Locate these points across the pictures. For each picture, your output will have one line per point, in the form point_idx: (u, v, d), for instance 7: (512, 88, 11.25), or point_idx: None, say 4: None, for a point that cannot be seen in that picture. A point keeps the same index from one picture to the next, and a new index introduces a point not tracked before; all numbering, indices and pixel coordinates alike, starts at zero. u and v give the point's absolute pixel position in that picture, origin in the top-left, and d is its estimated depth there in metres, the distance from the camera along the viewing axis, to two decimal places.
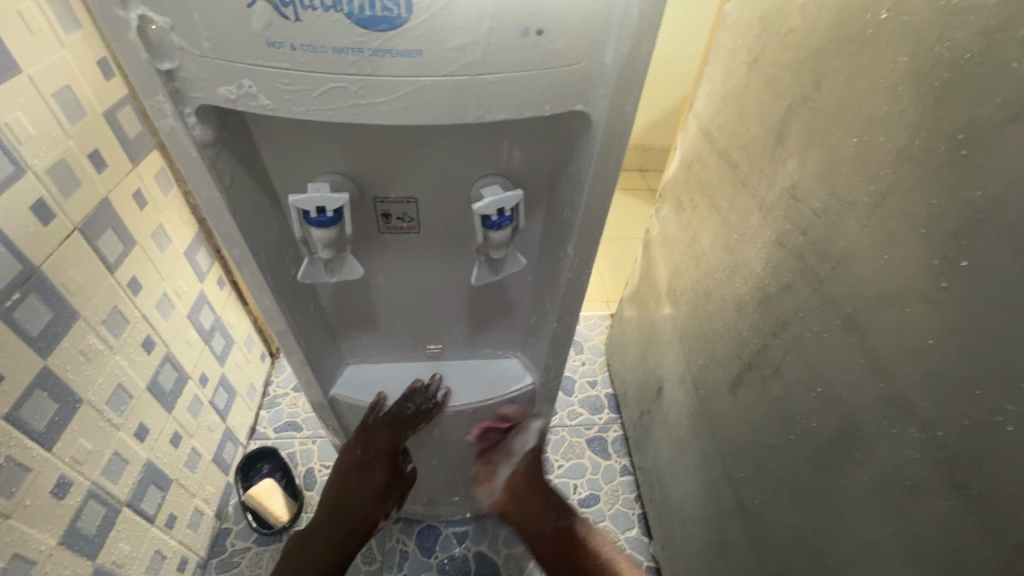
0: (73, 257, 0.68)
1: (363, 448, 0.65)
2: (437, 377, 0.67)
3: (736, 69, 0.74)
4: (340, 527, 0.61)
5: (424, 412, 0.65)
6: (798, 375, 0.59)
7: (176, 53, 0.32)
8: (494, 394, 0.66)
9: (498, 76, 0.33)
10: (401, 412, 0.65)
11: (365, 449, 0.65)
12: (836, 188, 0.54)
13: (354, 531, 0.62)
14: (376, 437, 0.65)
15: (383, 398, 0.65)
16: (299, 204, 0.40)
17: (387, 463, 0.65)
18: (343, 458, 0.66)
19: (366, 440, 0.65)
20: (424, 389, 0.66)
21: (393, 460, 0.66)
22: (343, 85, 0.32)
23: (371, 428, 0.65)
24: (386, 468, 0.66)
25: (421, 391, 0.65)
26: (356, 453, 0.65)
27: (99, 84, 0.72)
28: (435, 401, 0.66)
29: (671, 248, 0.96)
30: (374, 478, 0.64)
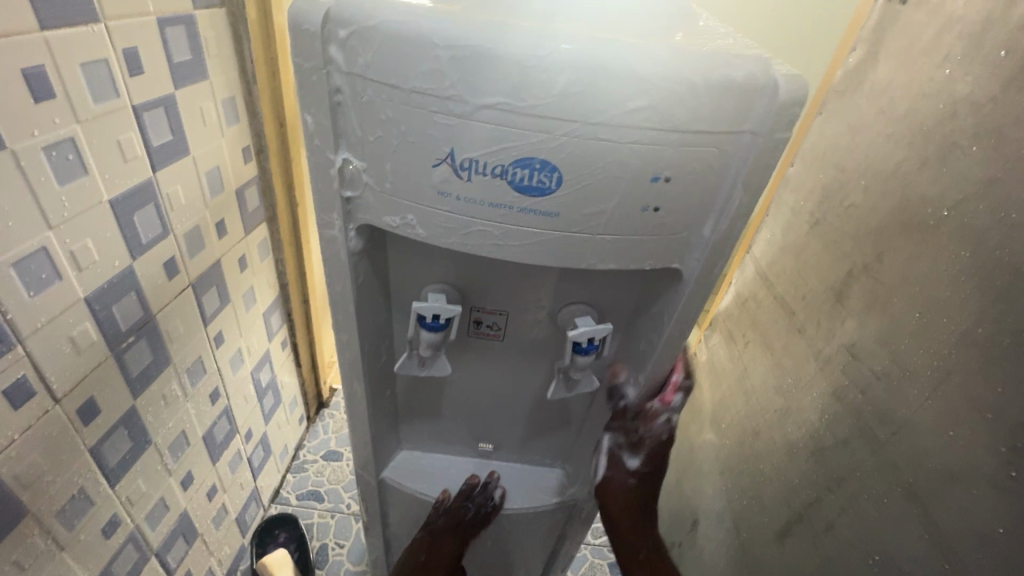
0: (181, 309, 0.76)
1: (428, 552, 0.67)
2: (494, 476, 0.68)
3: (796, 226, 0.80)
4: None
5: (653, 435, 0.54)
6: (854, 536, 0.58)
7: (361, 187, 0.39)
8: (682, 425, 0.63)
9: (616, 237, 0.39)
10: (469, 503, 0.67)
11: (429, 553, 0.67)
12: (897, 356, 0.56)
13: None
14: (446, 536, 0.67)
15: (447, 494, 0.67)
16: (419, 309, 0.46)
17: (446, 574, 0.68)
18: (407, 557, 0.68)
19: (435, 539, 0.67)
20: (479, 486, 0.67)
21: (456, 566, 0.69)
22: (488, 229, 0.38)
23: (442, 527, 0.67)
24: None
25: (480, 490, 0.67)
26: (420, 558, 0.67)
27: (238, 166, 0.85)
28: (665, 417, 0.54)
29: (718, 377, 0.98)
30: None
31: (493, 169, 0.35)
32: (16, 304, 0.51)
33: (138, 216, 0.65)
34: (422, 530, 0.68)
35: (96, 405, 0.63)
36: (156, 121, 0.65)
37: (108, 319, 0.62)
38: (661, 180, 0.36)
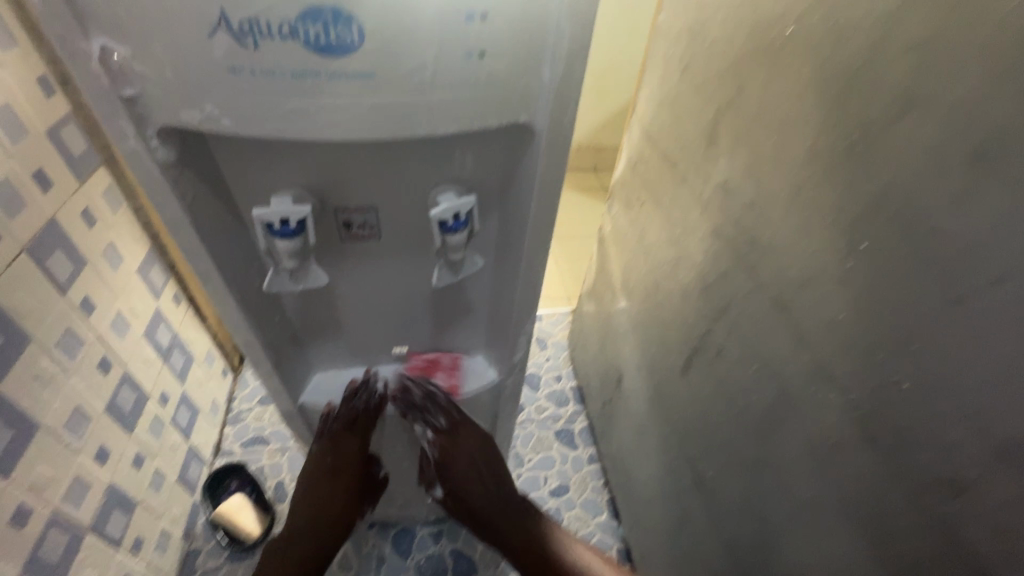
0: (22, 280, 0.66)
1: (334, 454, 0.70)
2: (372, 372, 0.69)
3: (671, 76, 0.80)
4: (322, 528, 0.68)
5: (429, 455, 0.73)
6: (738, 353, 0.65)
7: (138, 80, 0.33)
8: (468, 390, 0.70)
9: (447, 96, 0.36)
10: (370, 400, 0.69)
11: (335, 454, 0.70)
12: (760, 185, 0.60)
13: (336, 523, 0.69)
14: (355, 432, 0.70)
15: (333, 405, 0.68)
16: (262, 216, 0.42)
17: (354, 470, 0.71)
18: (314, 463, 0.70)
19: (346, 436, 0.70)
20: (367, 384, 0.68)
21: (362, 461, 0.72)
22: (303, 106, 0.34)
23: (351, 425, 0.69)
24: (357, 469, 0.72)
25: (363, 389, 0.68)
26: (327, 460, 0.70)
27: (39, 102, 0.70)
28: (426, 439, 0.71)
29: (622, 244, 1.02)
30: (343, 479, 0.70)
31: (279, 28, 0.31)
32: None
33: None
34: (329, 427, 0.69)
35: None
36: None
37: None
38: (479, 19, 0.33)
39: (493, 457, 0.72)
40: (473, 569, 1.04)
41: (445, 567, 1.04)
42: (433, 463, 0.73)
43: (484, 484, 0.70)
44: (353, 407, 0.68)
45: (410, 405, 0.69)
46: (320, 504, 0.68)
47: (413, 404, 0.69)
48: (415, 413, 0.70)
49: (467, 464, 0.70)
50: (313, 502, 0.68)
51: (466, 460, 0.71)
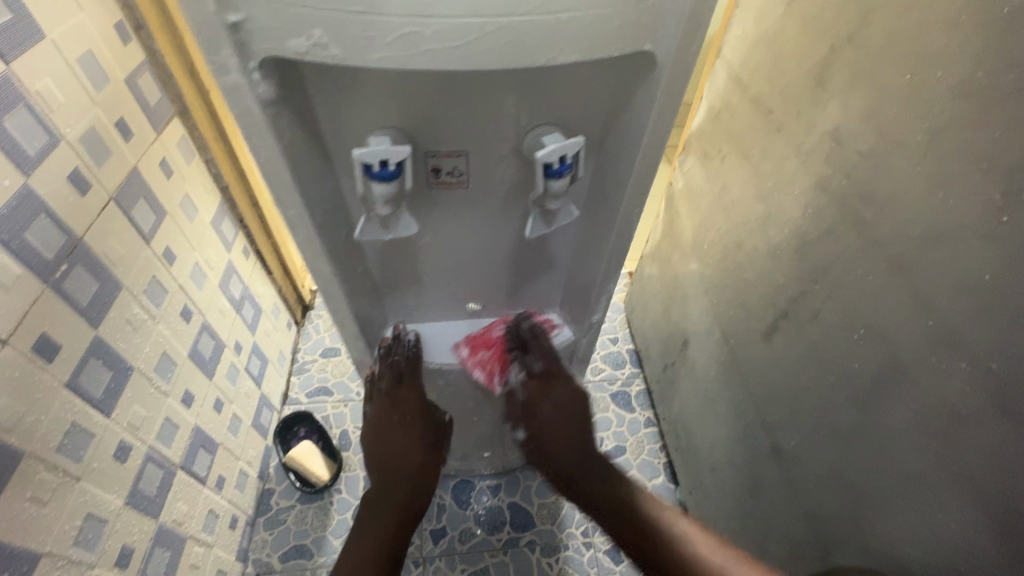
0: (112, 227, 0.68)
1: (399, 410, 0.63)
2: (400, 326, 0.67)
3: (770, 10, 0.72)
4: (406, 487, 0.57)
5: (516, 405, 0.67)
6: (839, 316, 0.60)
7: (245, 3, 0.31)
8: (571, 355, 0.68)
9: (572, 15, 0.32)
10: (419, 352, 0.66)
11: (400, 411, 0.63)
12: (883, 128, 0.53)
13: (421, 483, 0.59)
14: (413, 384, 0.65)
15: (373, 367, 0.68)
16: (363, 157, 0.39)
17: (423, 424, 0.63)
18: (377, 425, 0.62)
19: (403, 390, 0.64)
20: (399, 338, 0.67)
21: (428, 418, 0.65)
22: (417, 29, 0.31)
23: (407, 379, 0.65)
24: (423, 424, 0.64)
25: (395, 344, 0.66)
26: (393, 417, 0.62)
27: (118, 49, 0.70)
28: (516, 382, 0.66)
29: (696, 201, 0.96)
30: (416, 432, 0.62)
31: None
32: None
33: (11, 122, 0.54)
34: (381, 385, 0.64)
35: (53, 339, 0.58)
36: None
37: (25, 249, 0.55)
38: None
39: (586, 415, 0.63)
40: (530, 522, 1.06)
41: (503, 519, 1.06)
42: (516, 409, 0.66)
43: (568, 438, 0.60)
44: (399, 363, 0.65)
45: (517, 345, 0.67)
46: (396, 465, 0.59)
47: (520, 343, 0.67)
48: (516, 353, 0.66)
49: (554, 417, 0.62)
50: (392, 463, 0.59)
51: (556, 413, 0.62)
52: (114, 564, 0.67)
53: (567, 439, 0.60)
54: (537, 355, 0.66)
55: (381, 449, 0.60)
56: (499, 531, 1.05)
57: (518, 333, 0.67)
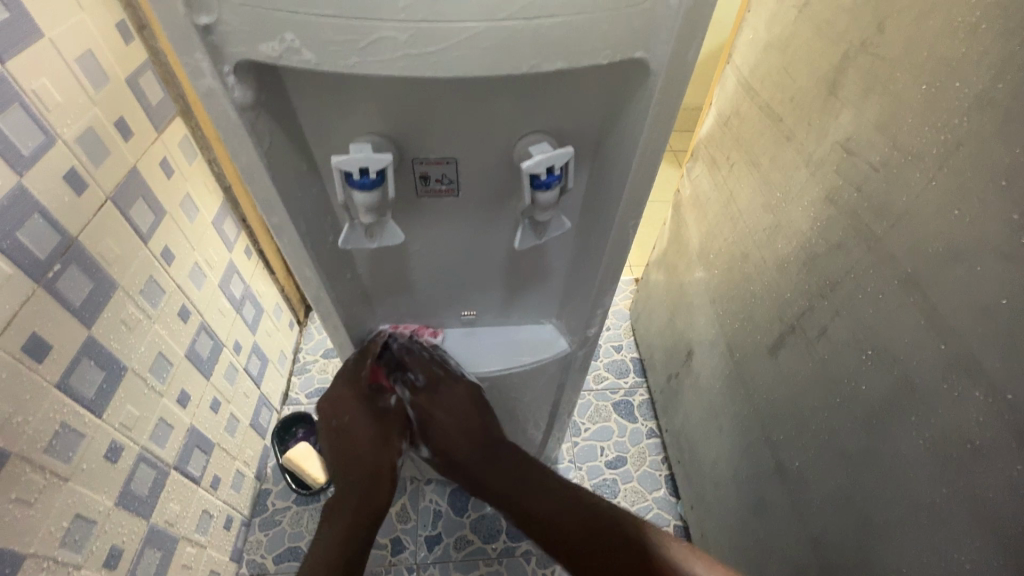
0: (108, 227, 0.68)
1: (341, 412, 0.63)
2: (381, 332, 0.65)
3: (782, 14, 0.69)
4: (356, 485, 0.61)
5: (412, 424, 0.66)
6: (847, 334, 0.58)
7: (216, 5, 0.30)
8: (481, 371, 0.65)
9: (558, 20, 0.30)
10: (393, 352, 0.65)
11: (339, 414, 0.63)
12: (898, 140, 0.51)
13: (377, 478, 0.61)
14: (355, 384, 0.63)
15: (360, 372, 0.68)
16: (341, 164, 0.38)
17: (361, 418, 0.63)
18: (326, 431, 0.64)
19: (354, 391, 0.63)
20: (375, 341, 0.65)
21: (370, 407, 0.63)
22: (393, 34, 0.30)
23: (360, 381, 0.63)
24: (363, 416, 0.63)
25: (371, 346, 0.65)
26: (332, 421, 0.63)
27: (119, 48, 0.70)
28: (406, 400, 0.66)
29: (704, 209, 0.93)
30: (355, 429, 0.62)
31: None
32: None
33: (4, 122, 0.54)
34: (336, 385, 0.64)
35: (43, 339, 0.58)
36: None
37: (16, 249, 0.55)
38: None
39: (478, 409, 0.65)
40: (527, 532, 1.04)
41: (500, 527, 1.05)
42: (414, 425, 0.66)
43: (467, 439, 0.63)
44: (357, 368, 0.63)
45: (395, 364, 0.65)
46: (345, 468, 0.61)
47: (397, 362, 0.65)
48: (397, 373, 0.65)
49: (448, 420, 0.64)
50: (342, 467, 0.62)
51: (449, 415, 0.64)
52: (102, 565, 0.67)
53: (466, 438, 0.63)
54: (416, 368, 0.64)
55: (334, 454, 0.63)
56: (495, 540, 1.04)
57: (388, 355, 0.65)
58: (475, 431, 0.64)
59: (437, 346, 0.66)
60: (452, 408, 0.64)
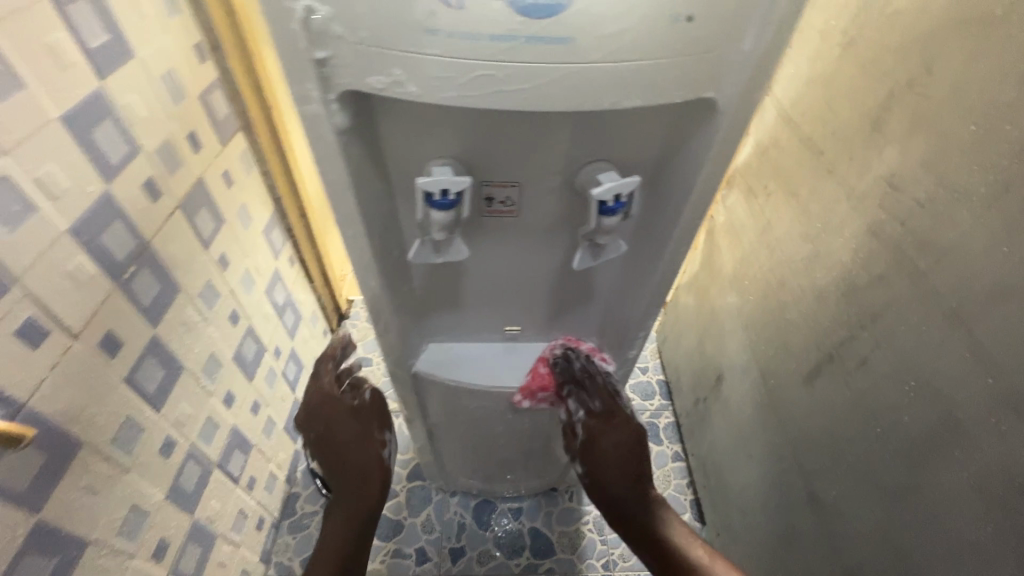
0: (176, 233, 0.72)
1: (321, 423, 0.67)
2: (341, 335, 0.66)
3: (825, 52, 0.72)
4: (352, 483, 0.67)
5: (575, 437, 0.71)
6: (889, 366, 0.59)
7: (332, 42, 0.33)
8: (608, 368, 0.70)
9: (640, 63, 0.33)
10: (570, 366, 0.68)
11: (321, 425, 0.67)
12: (945, 178, 0.52)
13: (367, 476, 0.67)
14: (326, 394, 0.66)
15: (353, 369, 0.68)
16: (425, 186, 0.41)
17: (341, 421, 0.66)
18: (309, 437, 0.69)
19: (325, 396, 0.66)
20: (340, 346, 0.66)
21: (346, 409, 0.66)
22: (492, 73, 0.33)
23: (327, 387, 0.66)
24: (342, 420, 0.66)
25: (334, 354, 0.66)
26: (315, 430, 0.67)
27: (195, 67, 0.75)
28: (577, 417, 0.69)
29: (738, 235, 0.95)
30: (338, 433, 0.67)
31: None
32: None
33: (99, 133, 0.58)
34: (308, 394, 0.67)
35: (117, 336, 0.61)
36: (84, 16, 0.55)
37: (102, 250, 0.59)
38: None
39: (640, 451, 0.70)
40: (550, 550, 1.05)
41: (523, 543, 1.05)
42: (575, 444, 0.71)
43: (623, 474, 0.69)
44: (318, 378, 0.66)
45: (570, 380, 0.68)
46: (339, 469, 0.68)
47: (573, 378, 0.68)
48: (571, 390, 0.68)
49: (618, 452, 0.69)
50: (334, 467, 0.68)
51: (616, 446, 0.69)
52: (151, 557, 0.69)
53: (625, 471, 0.69)
54: (593, 393, 0.69)
55: (323, 455, 0.68)
56: (518, 556, 1.04)
57: (568, 368, 0.68)
58: (633, 469, 0.69)
59: (605, 371, 0.69)
60: (631, 443, 0.69)
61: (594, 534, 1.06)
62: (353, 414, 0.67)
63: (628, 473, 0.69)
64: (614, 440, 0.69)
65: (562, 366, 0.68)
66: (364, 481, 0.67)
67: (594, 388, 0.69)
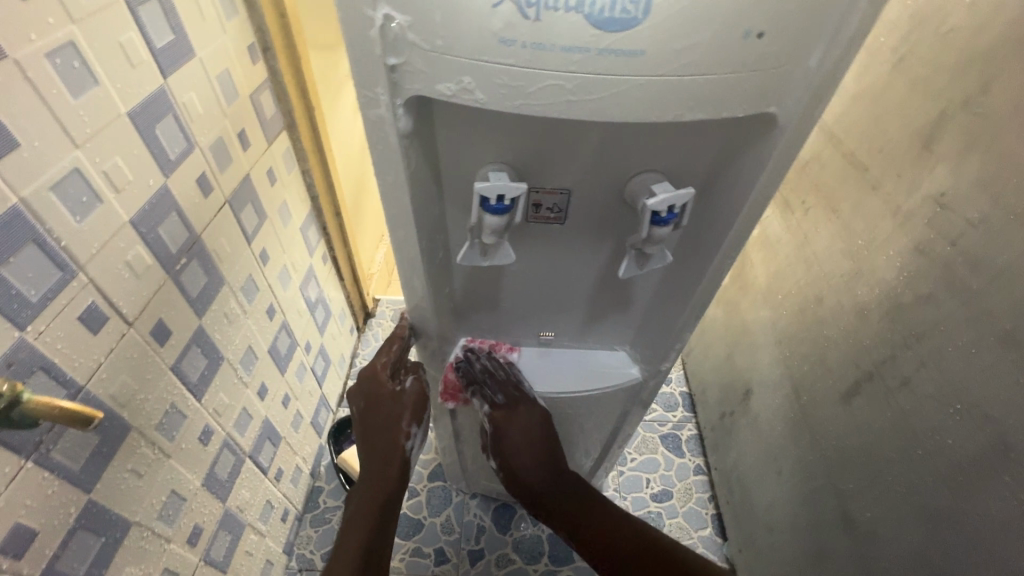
0: (224, 228, 0.74)
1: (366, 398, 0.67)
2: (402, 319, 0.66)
3: (873, 68, 0.71)
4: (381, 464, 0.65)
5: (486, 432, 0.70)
6: (934, 387, 0.58)
7: (407, 49, 0.34)
8: (539, 388, 0.68)
9: (707, 77, 0.34)
10: (472, 367, 0.69)
11: (366, 399, 0.67)
12: (1000, 199, 0.51)
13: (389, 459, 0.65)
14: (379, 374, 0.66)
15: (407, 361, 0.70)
16: (483, 191, 0.42)
17: (385, 403, 0.66)
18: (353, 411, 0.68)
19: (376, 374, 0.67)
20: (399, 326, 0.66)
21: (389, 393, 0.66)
22: (560, 82, 0.34)
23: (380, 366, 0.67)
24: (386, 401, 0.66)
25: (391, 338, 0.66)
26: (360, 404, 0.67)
27: (248, 68, 0.78)
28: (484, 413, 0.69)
29: (773, 250, 0.94)
30: (380, 411, 0.66)
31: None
32: (66, 232, 0.49)
33: (161, 129, 0.60)
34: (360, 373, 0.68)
35: (167, 325, 0.63)
36: (154, 17, 0.58)
37: (157, 242, 0.61)
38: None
39: (551, 439, 0.68)
40: (569, 557, 1.04)
41: (542, 550, 1.05)
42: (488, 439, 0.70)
43: (534, 462, 0.66)
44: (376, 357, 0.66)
45: (472, 380, 0.69)
46: (373, 449, 0.66)
47: (474, 379, 0.69)
48: (473, 389, 0.69)
49: (523, 441, 0.67)
50: (367, 445, 0.66)
51: (521, 435, 0.67)
52: (186, 541, 0.71)
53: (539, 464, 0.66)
54: (495, 387, 0.68)
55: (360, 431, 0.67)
56: (537, 562, 1.04)
57: (468, 369, 0.69)
58: (545, 457, 0.67)
59: (511, 364, 0.69)
60: (537, 433, 0.67)
61: None
62: (394, 398, 0.67)
63: (543, 465, 0.66)
64: (519, 427, 0.66)
65: (464, 369, 0.69)
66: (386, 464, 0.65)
67: (489, 381, 0.68)
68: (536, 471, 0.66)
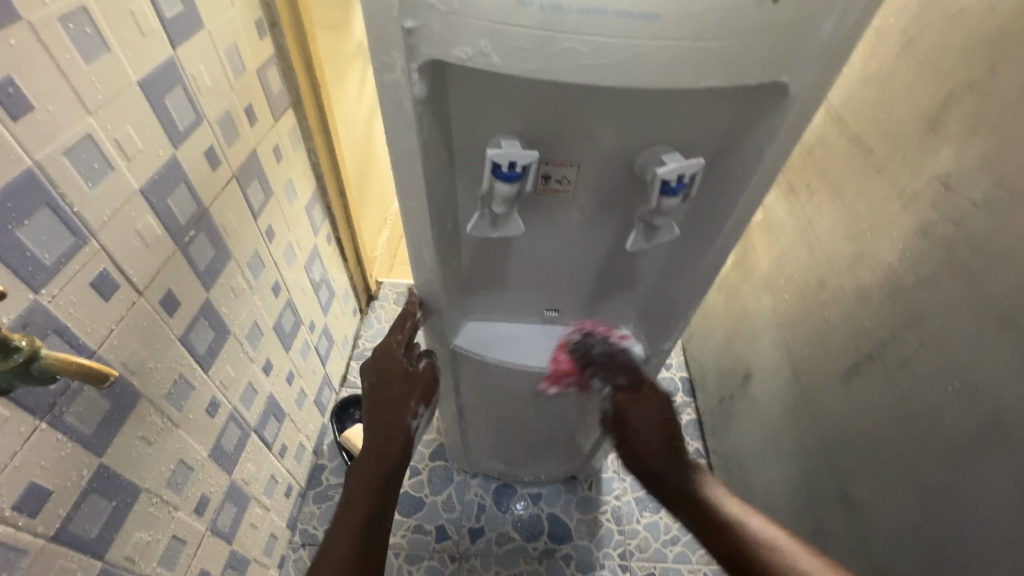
0: (231, 202, 0.74)
1: (377, 374, 0.67)
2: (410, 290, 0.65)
3: (881, 52, 0.71)
4: (383, 442, 0.63)
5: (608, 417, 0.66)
6: (934, 367, 0.59)
7: (425, 11, 0.35)
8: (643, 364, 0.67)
9: (721, 42, 0.35)
10: (591, 350, 0.67)
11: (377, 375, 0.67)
12: (1003, 178, 0.52)
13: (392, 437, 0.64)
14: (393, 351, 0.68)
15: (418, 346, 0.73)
16: (495, 157, 0.43)
17: (395, 379, 0.67)
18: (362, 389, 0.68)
19: (389, 351, 0.68)
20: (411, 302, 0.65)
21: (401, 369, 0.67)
22: (577, 45, 0.34)
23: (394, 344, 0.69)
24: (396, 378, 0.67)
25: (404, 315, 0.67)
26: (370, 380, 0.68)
27: (255, 43, 0.78)
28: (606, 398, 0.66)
29: (776, 234, 0.95)
30: (388, 388, 0.67)
31: None
32: (80, 197, 0.49)
33: (171, 99, 0.60)
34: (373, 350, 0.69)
35: (176, 295, 0.64)
36: None
37: (167, 212, 0.61)
38: None
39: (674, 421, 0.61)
40: (568, 536, 1.06)
41: (541, 528, 1.07)
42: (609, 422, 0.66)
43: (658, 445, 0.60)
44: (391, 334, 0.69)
45: (590, 363, 0.67)
46: (377, 427, 0.64)
47: (593, 361, 0.67)
48: (592, 372, 0.66)
49: (648, 424, 0.61)
50: (373, 422, 0.65)
51: (648, 416, 0.61)
52: (194, 510, 0.72)
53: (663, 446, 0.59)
54: (616, 369, 0.66)
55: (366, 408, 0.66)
56: (536, 540, 1.05)
57: (585, 351, 0.67)
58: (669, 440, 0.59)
59: (622, 348, 0.68)
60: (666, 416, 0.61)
61: (612, 523, 1.07)
62: (404, 376, 0.68)
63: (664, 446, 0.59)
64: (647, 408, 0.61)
65: (581, 351, 0.68)
66: (388, 441, 0.63)
67: (611, 362, 0.66)
68: (661, 456, 0.59)
